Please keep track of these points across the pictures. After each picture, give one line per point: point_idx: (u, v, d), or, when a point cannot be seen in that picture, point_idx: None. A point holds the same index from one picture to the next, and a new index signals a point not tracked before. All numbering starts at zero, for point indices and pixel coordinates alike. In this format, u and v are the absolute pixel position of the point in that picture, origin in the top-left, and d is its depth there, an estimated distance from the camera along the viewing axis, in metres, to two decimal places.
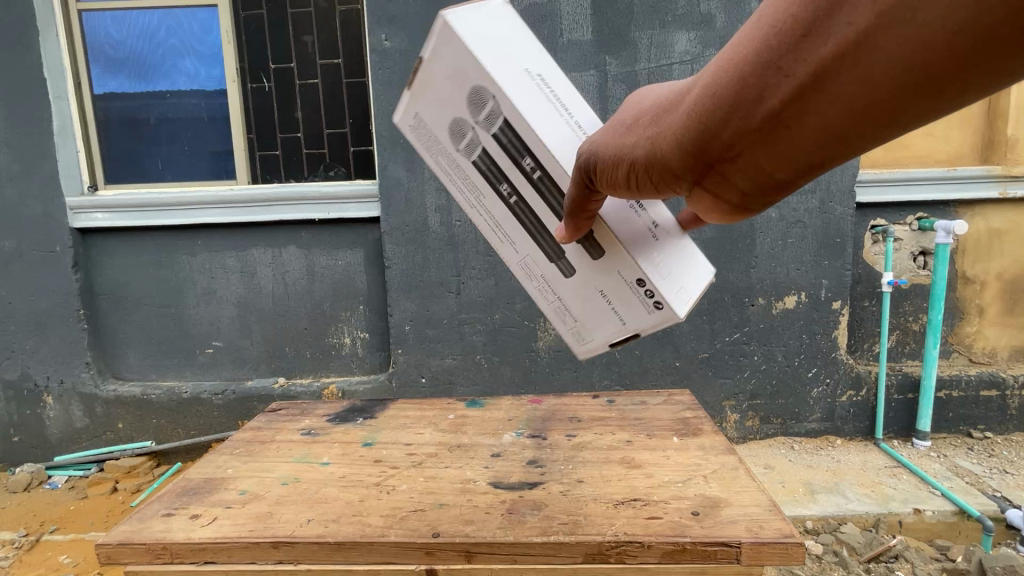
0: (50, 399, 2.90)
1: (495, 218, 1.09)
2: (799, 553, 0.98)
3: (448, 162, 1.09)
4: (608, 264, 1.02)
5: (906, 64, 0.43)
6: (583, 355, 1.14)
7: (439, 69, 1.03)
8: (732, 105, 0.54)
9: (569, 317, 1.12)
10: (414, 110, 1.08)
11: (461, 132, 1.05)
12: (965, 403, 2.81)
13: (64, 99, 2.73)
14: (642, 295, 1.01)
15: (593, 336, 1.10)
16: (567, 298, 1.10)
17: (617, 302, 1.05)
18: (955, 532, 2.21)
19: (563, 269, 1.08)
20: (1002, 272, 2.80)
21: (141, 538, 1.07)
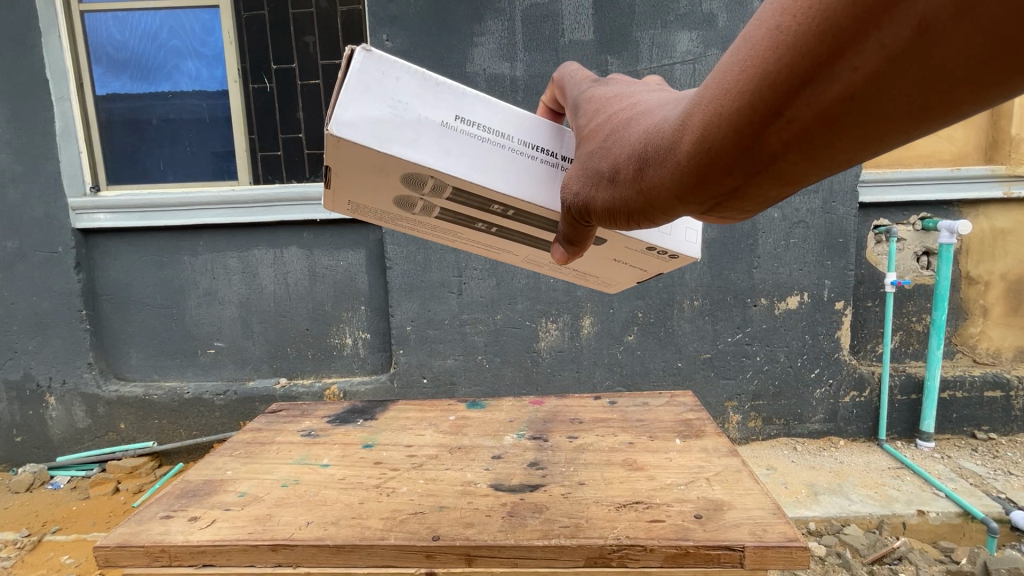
0: (52, 399, 2.90)
1: (482, 241, 1.06)
2: (803, 557, 0.96)
3: (410, 221, 1.00)
4: (613, 245, 0.97)
5: (922, 101, 0.41)
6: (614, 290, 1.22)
7: (357, 169, 0.85)
8: (729, 157, 0.52)
9: (592, 276, 1.17)
10: (348, 197, 0.95)
11: (410, 203, 0.93)
12: (969, 404, 2.79)
13: (66, 99, 2.73)
14: (657, 255, 0.99)
15: (619, 281, 1.16)
16: (584, 267, 1.11)
17: (634, 263, 1.04)
18: (959, 534, 2.20)
19: None
20: (1006, 272, 2.78)
21: (140, 540, 1.07)
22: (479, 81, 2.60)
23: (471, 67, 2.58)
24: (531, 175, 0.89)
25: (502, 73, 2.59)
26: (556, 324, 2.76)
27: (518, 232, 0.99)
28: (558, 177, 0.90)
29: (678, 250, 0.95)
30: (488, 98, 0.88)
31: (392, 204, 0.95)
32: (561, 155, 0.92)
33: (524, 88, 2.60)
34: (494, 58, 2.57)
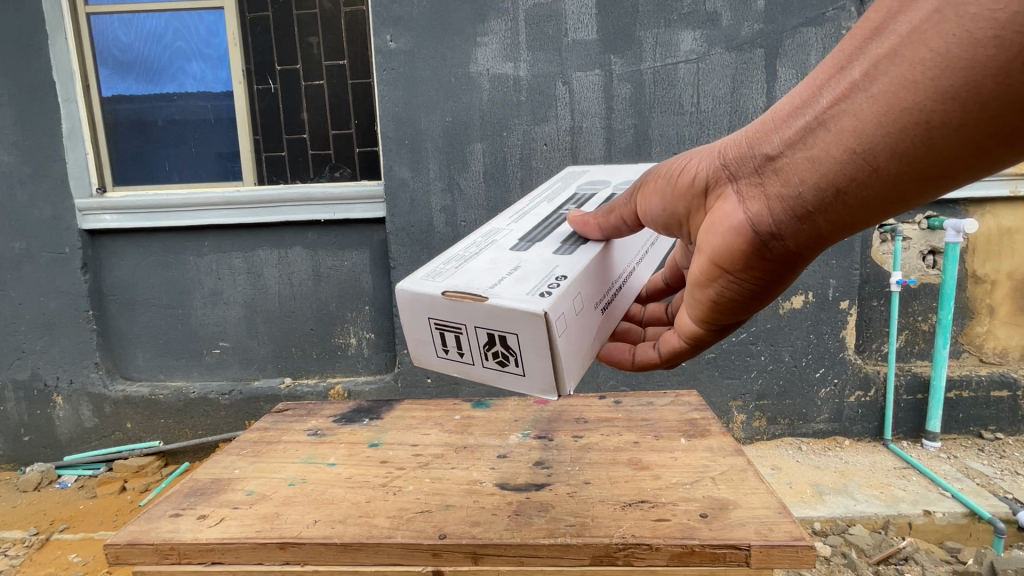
0: (60, 399, 2.93)
1: (535, 212, 1.25)
2: (809, 557, 0.96)
3: (561, 187, 1.37)
4: (557, 258, 1.02)
5: (940, 64, 0.58)
6: (406, 287, 0.97)
7: (633, 169, 1.36)
8: (796, 108, 0.73)
9: (451, 268, 1.03)
10: (587, 170, 1.45)
11: (595, 183, 1.32)
12: (976, 404, 2.78)
13: (73, 101, 2.75)
14: (546, 283, 0.93)
15: (444, 281, 0.98)
16: (473, 261, 1.05)
17: (509, 280, 0.96)
18: (966, 535, 2.18)
19: (518, 245, 1.09)
20: (1013, 271, 2.77)
21: (149, 538, 1.08)
22: (482, 81, 2.60)
23: (474, 67, 2.58)
24: None
25: (505, 73, 2.59)
26: None
27: (562, 220, 1.18)
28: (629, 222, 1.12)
29: (559, 295, 0.89)
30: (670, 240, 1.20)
31: (588, 180, 1.36)
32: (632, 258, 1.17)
33: (528, 88, 2.60)
34: (498, 57, 2.58)
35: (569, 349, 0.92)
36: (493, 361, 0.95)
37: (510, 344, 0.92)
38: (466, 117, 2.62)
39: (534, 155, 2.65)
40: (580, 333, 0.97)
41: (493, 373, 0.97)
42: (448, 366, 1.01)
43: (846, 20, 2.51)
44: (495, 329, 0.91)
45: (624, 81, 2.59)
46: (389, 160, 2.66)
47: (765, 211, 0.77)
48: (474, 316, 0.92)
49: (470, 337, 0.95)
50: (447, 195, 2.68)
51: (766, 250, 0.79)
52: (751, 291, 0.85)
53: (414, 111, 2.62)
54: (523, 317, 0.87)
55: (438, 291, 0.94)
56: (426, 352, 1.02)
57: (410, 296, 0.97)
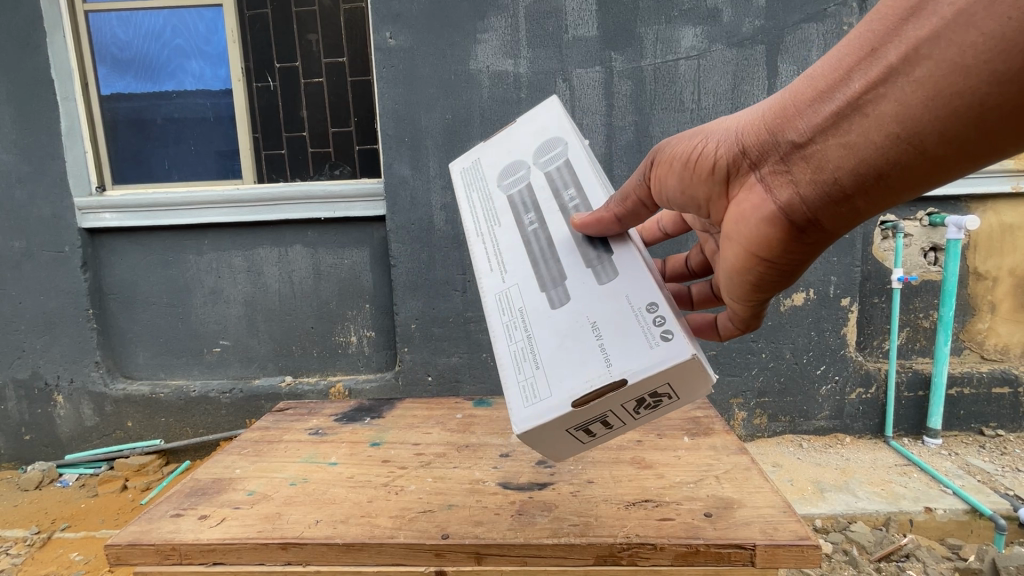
0: (60, 398, 2.92)
1: (501, 242, 1.10)
2: (815, 556, 0.96)
3: (480, 193, 1.20)
4: (616, 286, 0.96)
5: (994, 46, 0.53)
6: (531, 423, 0.87)
7: (520, 130, 1.25)
8: (821, 90, 0.68)
9: (529, 365, 0.92)
10: (475, 157, 1.27)
11: (513, 171, 1.19)
12: (977, 401, 2.77)
13: (71, 99, 2.74)
14: (649, 325, 0.89)
15: (551, 391, 0.88)
16: (545, 347, 0.93)
17: (616, 341, 0.89)
18: (967, 531, 2.19)
19: (554, 298, 0.97)
20: (1015, 267, 2.76)
21: (150, 539, 1.07)
22: (482, 78, 2.58)
23: (474, 64, 2.57)
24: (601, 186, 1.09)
25: (505, 70, 2.57)
26: None
27: (547, 239, 1.06)
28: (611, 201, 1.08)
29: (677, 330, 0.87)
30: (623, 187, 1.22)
31: (499, 170, 1.21)
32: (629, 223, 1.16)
33: (528, 85, 2.58)
34: (498, 54, 2.56)
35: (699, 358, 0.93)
36: (644, 413, 0.92)
37: (659, 398, 0.88)
38: (466, 114, 2.61)
39: None
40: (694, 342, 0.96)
41: (647, 420, 0.94)
42: (591, 442, 0.96)
43: (847, 16, 2.49)
44: (642, 396, 0.87)
45: (624, 78, 2.57)
46: (389, 158, 2.65)
47: (797, 199, 0.72)
48: (615, 400, 0.86)
49: (618, 413, 0.90)
50: (447, 193, 2.67)
51: (800, 237, 0.74)
52: (783, 277, 0.82)
53: (414, 108, 2.61)
54: (674, 370, 0.84)
55: (567, 405, 0.85)
56: (569, 447, 0.96)
57: (537, 429, 0.87)
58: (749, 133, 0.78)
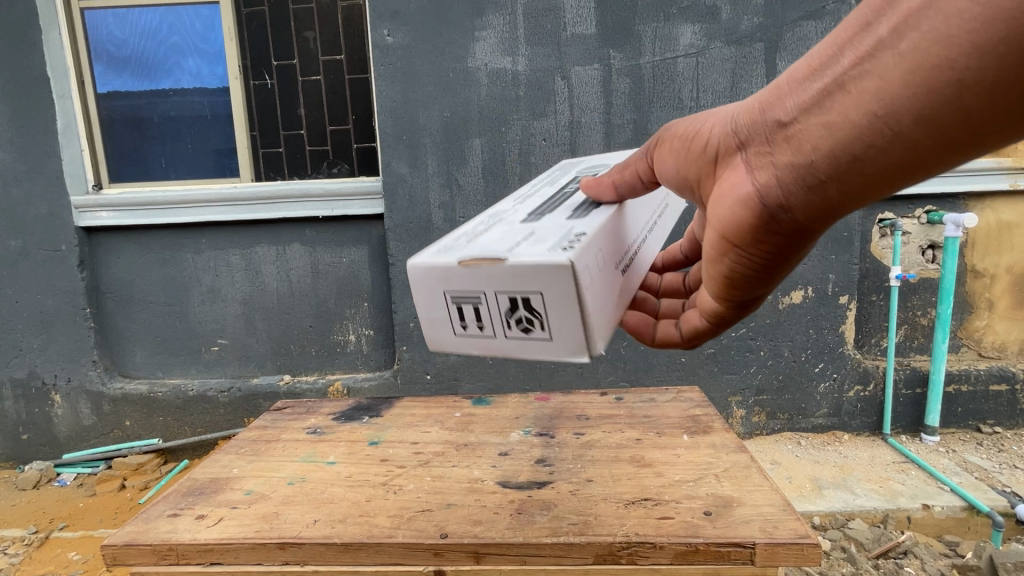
0: (57, 397, 2.91)
1: (539, 194, 1.19)
2: (814, 554, 0.96)
3: (564, 172, 1.34)
4: (571, 220, 0.92)
5: (981, 17, 0.53)
6: (417, 262, 0.84)
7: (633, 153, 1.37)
8: (812, 68, 0.67)
9: (463, 241, 0.92)
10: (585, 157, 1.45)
11: (596, 166, 1.31)
12: (974, 398, 2.78)
13: (67, 97, 2.72)
14: (566, 239, 0.82)
15: (455, 251, 0.86)
16: (486, 235, 0.93)
17: (531, 242, 0.84)
18: (964, 528, 2.20)
19: (525, 217, 1.00)
20: (1012, 265, 2.76)
21: (147, 539, 1.06)
22: (480, 75, 2.57)
23: (472, 62, 2.56)
24: None
25: (503, 67, 2.56)
26: None
27: (569, 195, 1.10)
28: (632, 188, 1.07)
29: (582, 247, 0.79)
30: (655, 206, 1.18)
31: (590, 163, 1.35)
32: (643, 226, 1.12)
33: (526, 83, 2.57)
34: (496, 52, 2.55)
35: (597, 308, 0.80)
36: (517, 330, 0.81)
37: (535, 308, 0.78)
38: (464, 112, 2.60)
39: (533, 150, 2.63)
40: (603, 295, 0.84)
41: (517, 345, 0.83)
42: (463, 348, 0.88)
43: (846, 14, 2.49)
44: (517, 291, 0.78)
45: (623, 76, 2.56)
46: (388, 156, 2.64)
47: (775, 181, 0.70)
48: (492, 281, 0.79)
49: (490, 306, 0.81)
50: (445, 191, 2.67)
51: (774, 223, 0.72)
52: (759, 267, 0.79)
53: (412, 106, 2.60)
54: (553, 268, 0.75)
55: (454, 259, 0.81)
56: (440, 333, 0.87)
57: (419, 270, 0.83)
58: (737, 114, 0.76)
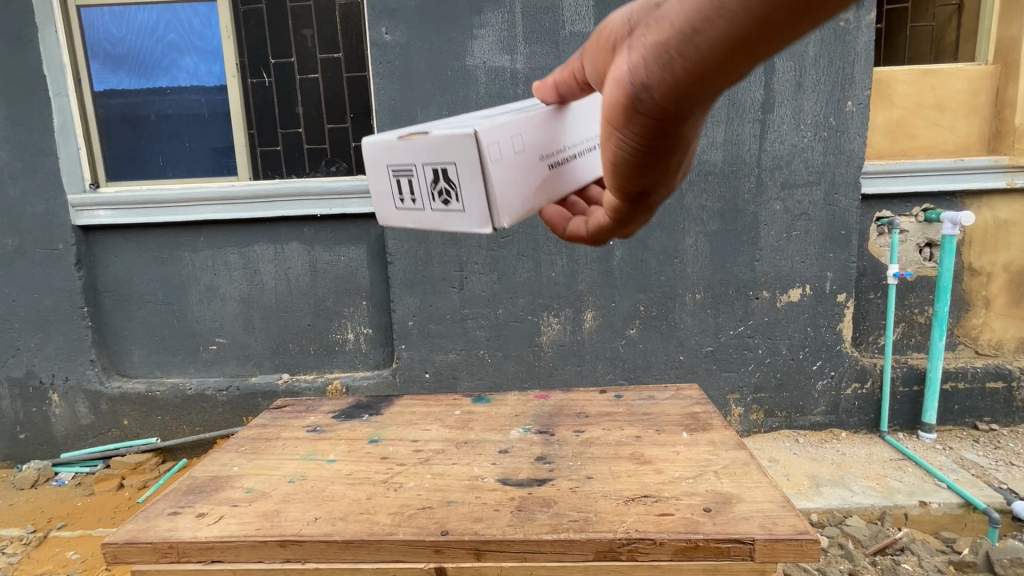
0: (55, 396, 2.91)
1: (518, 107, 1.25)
2: (813, 550, 0.96)
3: None
4: (510, 111, 0.99)
5: None
6: (370, 141, 0.98)
7: None
8: None
9: (419, 129, 1.04)
10: None
11: None
12: (971, 395, 2.79)
13: (64, 95, 2.71)
14: (487, 121, 0.90)
15: (403, 132, 0.98)
16: (439, 124, 1.02)
17: (461, 124, 0.92)
18: (961, 525, 2.21)
19: (481, 113, 1.07)
20: (1009, 263, 2.77)
21: (148, 537, 1.07)
22: (479, 73, 2.57)
23: (471, 60, 2.56)
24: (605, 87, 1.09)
25: (502, 65, 2.56)
26: (558, 318, 2.77)
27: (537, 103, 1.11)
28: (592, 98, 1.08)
29: (495, 124, 0.86)
30: None
31: None
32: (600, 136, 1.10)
33: (525, 81, 2.57)
34: (494, 50, 2.55)
35: (503, 182, 0.87)
36: (438, 202, 0.91)
37: (450, 178, 0.88)
38: (463, 111, 2.60)
39: None
40: (516, 174, 0.90)
41: (438, 217, 0.92)
42: (402, 220, 0.99)
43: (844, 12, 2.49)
44: (435, 162, 0.88)
45: None
46: None
47: (635, 59, 0.64)
48: (417, 153, 0.90)
49: (418, 179, 0.92)
50: None
51: (636, 106, 0.65)
52: (637, 161, 0.71)
53: (410, 105, 2.60)
54: (457, 139, 0.84)
55: (393, 136, 0.94)
56: (386, 205, 0.99)
57: (370, 146, 0.98)
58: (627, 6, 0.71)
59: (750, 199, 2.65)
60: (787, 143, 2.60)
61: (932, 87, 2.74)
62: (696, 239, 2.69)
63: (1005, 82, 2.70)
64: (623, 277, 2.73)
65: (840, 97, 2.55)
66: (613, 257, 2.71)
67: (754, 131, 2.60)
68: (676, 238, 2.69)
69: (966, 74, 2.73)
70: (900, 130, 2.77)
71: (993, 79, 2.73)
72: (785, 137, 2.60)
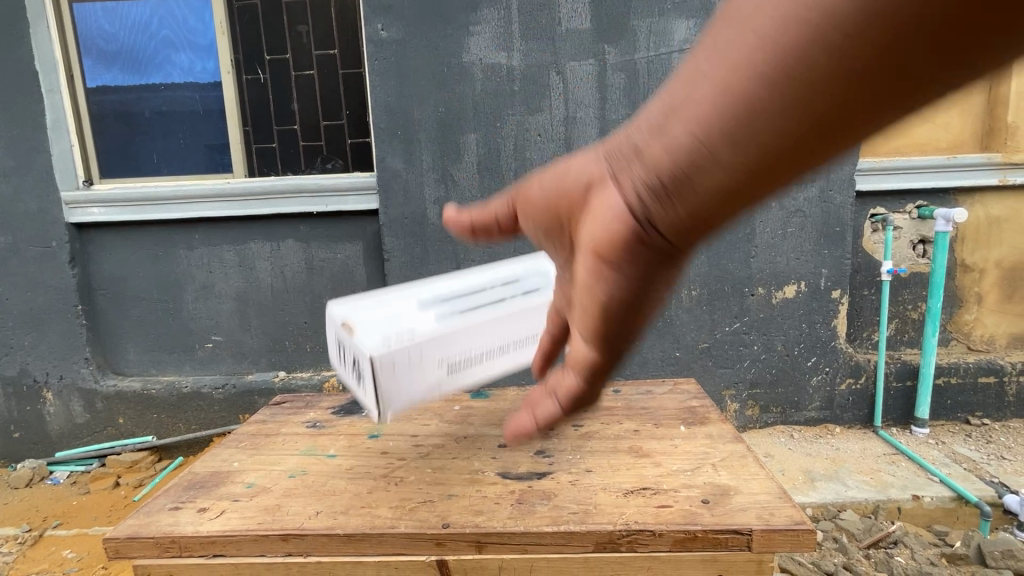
0: (50, 395, 2.89)
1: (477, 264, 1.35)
2: (810, 540, 0.98)
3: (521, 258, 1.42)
4: (437, 324, 1.14)
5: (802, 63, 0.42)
6: (334, 300, 1.16)
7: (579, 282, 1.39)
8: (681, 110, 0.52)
9: (374, 289, 1.21)
10: None
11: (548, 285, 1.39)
12: (963, 390, 2.82)
13: (56, 92, 2.69)
14: (400, 338, 1.08)
15: (357, 300, 1.16)
16: (385, 297, 1.17)
17: (383, 325, 1.10)
18: (953, 518, 2.24)
19: (429, 288, 1.20)
20: (1001, 259, 2.80)
21: (149, 532, 1.07)
22: (475, 71, 2.57)
23: (467, 57, 2.55)
24: None
25: (498, 62, 2.56)
26: None
27: (478, 291, 1.25)
28: None
29: (395, 350, 1.06)
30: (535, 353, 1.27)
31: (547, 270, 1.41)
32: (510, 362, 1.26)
33: (521, 78, 2.57)
34: (491, 47, 2.55)
35: (391, 390, 1.08)
36: (352, 379, 1.15)
37: (359, 370, 1.11)
38: (460, 108, 2.60)
39: (528, 146, 2.63)
40: (406, 388, 1.11)
41: (353, 386, 1.16)
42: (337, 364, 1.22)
43: None
44: (354, 356, 1.10)
45: (618, 71, 2.57)
46: (382, 151, 2.63)
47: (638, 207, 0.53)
48: (347, 342, 1.11)
49: (345, 352, 1.15)
50: (440, 186, 2.66)
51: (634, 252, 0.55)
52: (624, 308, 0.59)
53: (406, 102, 2.59)
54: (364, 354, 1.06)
55: (341, 309, 1.14)
56: (332, 351, 1.22)
57: (333, 301, 1.17)
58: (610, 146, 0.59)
59: None
60: None
61: None
62: None
63: (997, 79, 2.72)
64: None
65: None
66: None
67: None
68: None
69: None
70: (893, 128, 2.80)
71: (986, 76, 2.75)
72: None
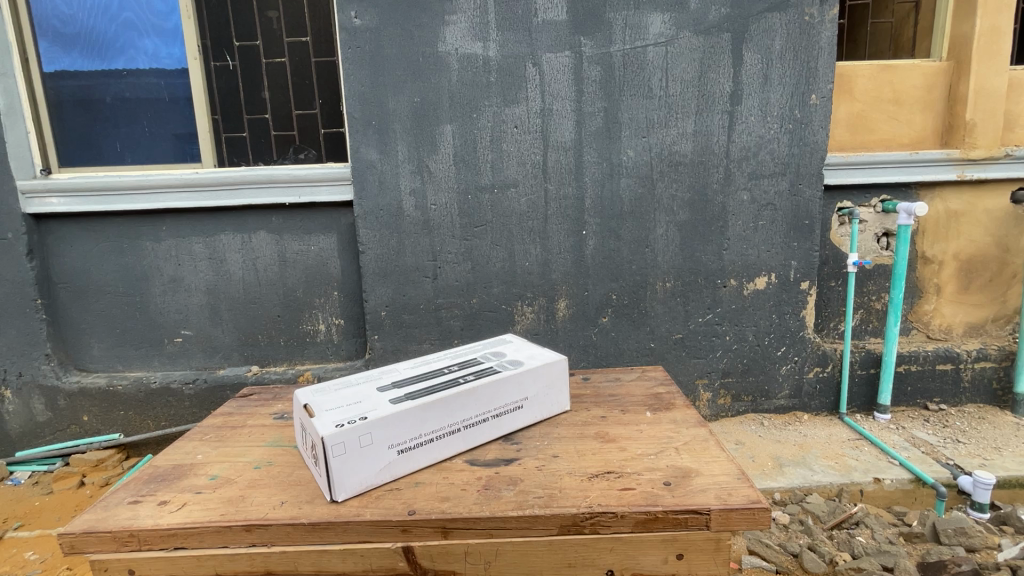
0: (8, 393, 2.78)
1: (429, 365, 1.43)
2: (764, 517, 1.01)
3: (471, 349, 1.53)
4: (388, 402, 1.18)
5: None
6: (301, 393, 1.25)
7: (522, 352, 1.49)
8: None
9: (331, 386, 1.30)
10: (507, 339, 1.60)
11: (497, 353, 1.48)
12: (922, 377, 2.95)
13: (9, 76, 2.55)
14: (353, 418, 1.10)
15: (315, 398, 1.22)
16: (347, 388, 1.28)
17: (340, 408, 1.15)
18: (912, 499, 2.35)
19: (383, 384, 1.29)
20: (959, 252, 2.92)
21: (107, 526, 1.04)
22: (451, 61, 2.55)
23: (443, 47, 2.53)
24: (475, 396, 1.26)
25: (474, 53, 2.54)
26: (532, 307, 2.79)
27: (434, 375, 1.35)
28: (463, 393, 1.24)
29: (348, 427, 1.07)
30: (489, 417, 1.30)
31: (495, 351, 1.51)
32: (466, 422, 1.26)
33: (497, 69, 2.56)
34: (466, 37, 2.53)
35: (343, 473, 1.08)
36: (313, 464, 1.15)
37: (316, 454, 1.11)
38: (435, 98, 2.57)
39: (504, 138, 2.63)
40: (361, 469, 1.11)
41: (315, 472, 1.17)
42: (304, 460, 1.25)
43: (809, 7, 2.56)
44: (311, 440, 1.12)
45: (594, 64, 2.58)
46: (356, 141, 2.59)
47: None
48: (307, 429, 1.13)
49: (306, 438, 1.17)
50: (416, 177, 2.64)
51: None
52: None
53: (381, 91, 2.55)
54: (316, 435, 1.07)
55: (302, 403, 1.20)
56: (300, 448, 1.26)
57: (302, 392, 1.26)
58: None
59: (719, 189, 2.71)
60: (754, 134, 2.67)
61: (891, 82, 2.85)
62: (666, 228, 2.74)
63: (957, 75, 2.81)
64: (596, 267, 2.77)
65: (804, 90, 2.63)
66: (586, 248, 2.74)
67: (723, 122, 2.65)
68: (648, 227, 2.74)
69: (921, 70, 2.84)
70: (860, 124, 2.87)
71: (947, 74, 2.84)
72: (752, 129, 2.66)
